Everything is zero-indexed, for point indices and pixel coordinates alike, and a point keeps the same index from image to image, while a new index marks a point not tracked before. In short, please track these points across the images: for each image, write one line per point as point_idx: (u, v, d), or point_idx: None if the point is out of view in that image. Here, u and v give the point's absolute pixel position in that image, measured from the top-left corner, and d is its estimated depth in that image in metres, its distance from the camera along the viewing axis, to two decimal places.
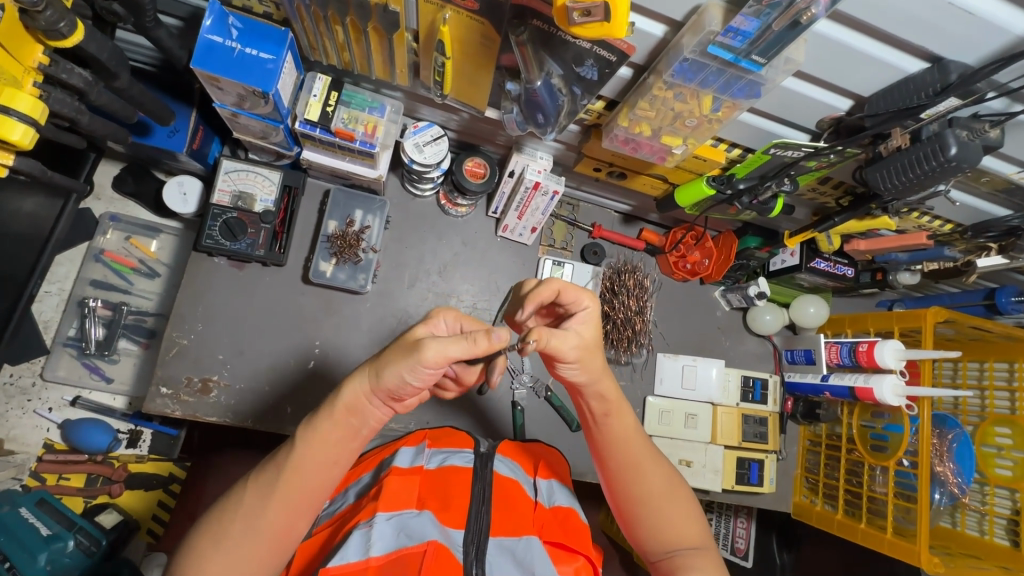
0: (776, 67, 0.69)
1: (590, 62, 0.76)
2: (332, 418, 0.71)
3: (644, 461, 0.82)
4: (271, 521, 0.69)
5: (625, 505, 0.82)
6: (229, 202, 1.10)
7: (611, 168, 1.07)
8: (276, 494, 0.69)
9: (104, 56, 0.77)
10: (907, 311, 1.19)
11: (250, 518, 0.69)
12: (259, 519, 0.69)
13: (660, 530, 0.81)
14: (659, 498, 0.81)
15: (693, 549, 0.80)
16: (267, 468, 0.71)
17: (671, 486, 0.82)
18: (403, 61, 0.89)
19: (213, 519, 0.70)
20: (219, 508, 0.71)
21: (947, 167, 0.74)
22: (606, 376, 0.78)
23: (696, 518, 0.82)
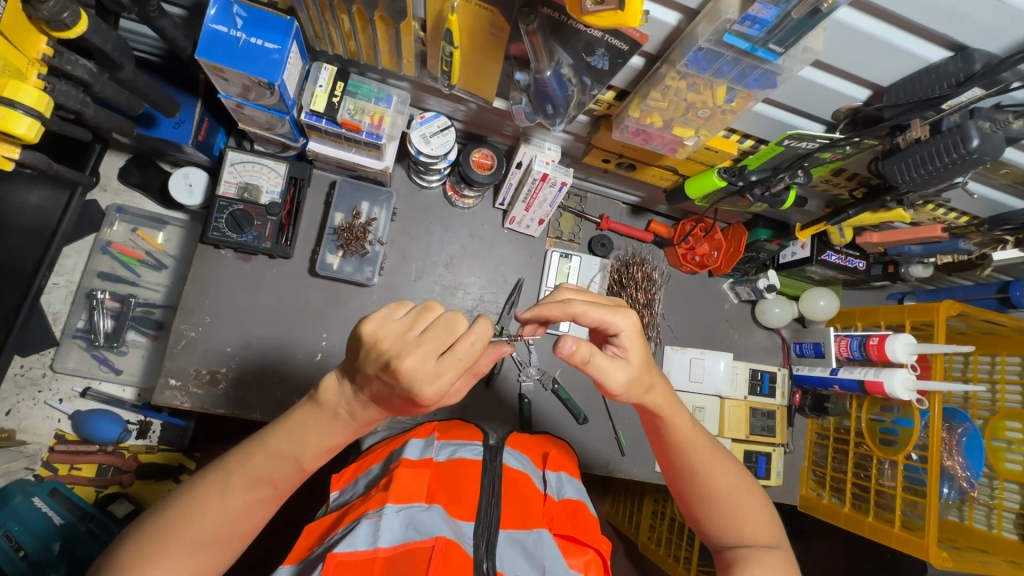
0: (793, 56, 0.67)
1: (601, 52, 0.74)
2: (341, 424, 0.70)
3: (711, 463, 0.83)
4: (246, 520, 0.70)
5: (692, 505, 0.84)
6: (235, 193, 1.10)
7: (620, 159, 1.06)
8: (258, 493, 0.70)
9: (108, 47, 0.76)
10: (919, 304, 1.18)
11: (228, 516, 0.69)
12: (238, 516, 0.70)
13: (728, 527, 0.81)
14: (727, 498, 0.82)
15: (764, 547, 0.79)
16: (247, 464, 0.70)
17: (738, 487, 0.82)
18: (410, 50, 0.88)
19: (183, 511, 0.68)
20: (185, 499, 0.69)
21: (968, 160, 0.73)
22: (653, 386, 0.77)
23: (765, 516, 0.82)
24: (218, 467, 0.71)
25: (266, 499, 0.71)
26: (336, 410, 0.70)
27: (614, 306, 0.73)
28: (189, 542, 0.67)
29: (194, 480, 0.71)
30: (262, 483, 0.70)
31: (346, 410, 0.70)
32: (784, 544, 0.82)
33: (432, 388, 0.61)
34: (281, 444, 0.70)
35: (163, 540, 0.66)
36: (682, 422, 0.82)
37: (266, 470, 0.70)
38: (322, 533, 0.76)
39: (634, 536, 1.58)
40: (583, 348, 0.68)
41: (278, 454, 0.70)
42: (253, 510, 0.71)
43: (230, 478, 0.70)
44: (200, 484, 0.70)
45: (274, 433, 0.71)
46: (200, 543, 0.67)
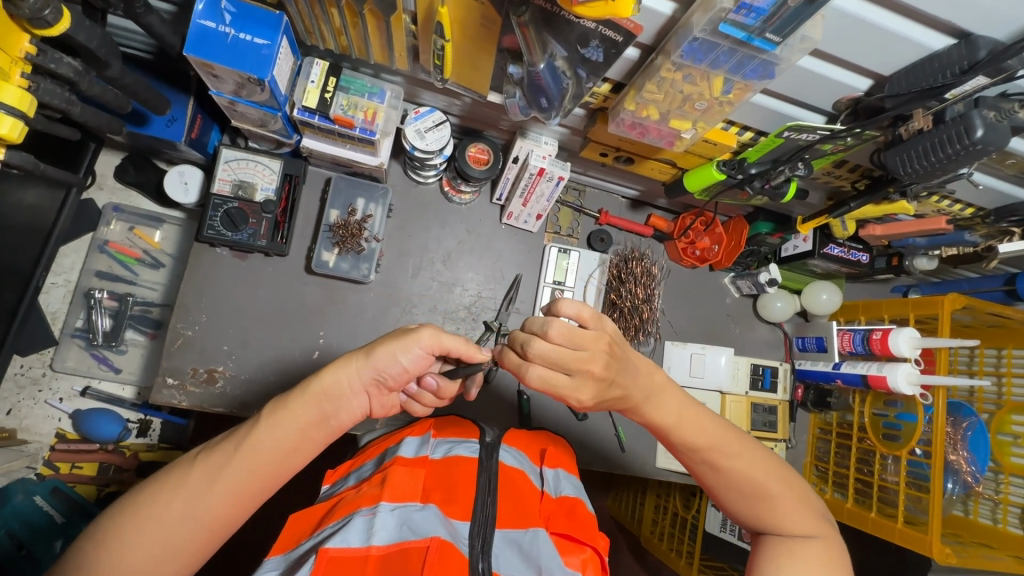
0: (791, 45, 0.66)
1: (595, 43, 0.73)
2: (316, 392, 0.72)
3: (726, 461, 0.79)
4: (212, 493, 0.67)
5: (719, 500, 0.83)
6: (229, 191, 1.09)
7: (618, 153, 1.04)
8: (220, 461, 0.68)
9: (94, 45, 0.75)
10: (923, 297, 1.16)
11: (189, 488, 0.66)
12: (200, 487, 0.66)
13: (755, 519, 0.80)
14: (750, 491, 0.79)
15: (790, 536, 0.77)
16: (217, 441, 0.70)
17: (759, 476, 0.79)
18: (401, 44, 0.86)
19: (151, 488, 0.66)
20: (155, 481, 0.68)
21: (972, 151, 0.71)
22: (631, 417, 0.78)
23: (792, 502, 0.79)
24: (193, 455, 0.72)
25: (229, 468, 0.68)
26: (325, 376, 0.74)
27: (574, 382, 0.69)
28: (153, 517, 0.64)
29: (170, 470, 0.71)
30: (225, 451, 0.68)
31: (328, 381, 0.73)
32: (816, 525, 0.78)
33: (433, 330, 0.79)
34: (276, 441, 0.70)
35: (128, 517, 0.64)
36: (685, 426, 0.79)
37: (254, 467, 0.69)
38: (312, 525, 0.76)
39: (636, 530, 1.57)
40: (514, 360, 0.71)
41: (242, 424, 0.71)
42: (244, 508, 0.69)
43: (199, 457, 0.69)
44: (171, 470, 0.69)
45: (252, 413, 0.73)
46: (165, 520, 0.64)
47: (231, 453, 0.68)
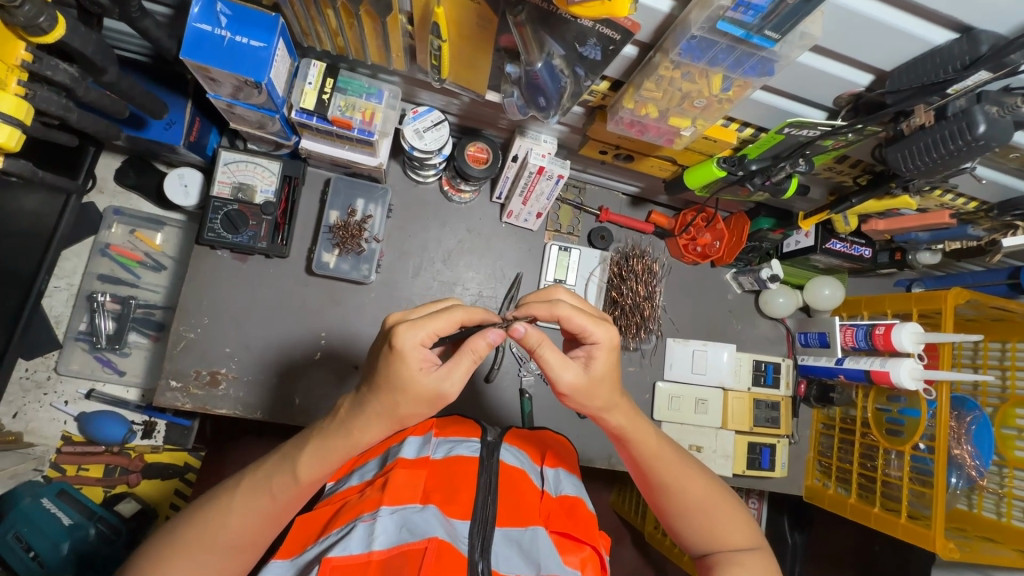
0: (790, 42, 0.65)
1: (592, 41, 0.72)
2: (338, 437, 0.69)
3: (683, 478, 0.81)
4: (255, 529, 0.70)
5: (668, 519, 0.83)
6: (229, 194, 1.09)
7: (618, 151, 1.04)
8: (261, 502, 0.69)
9: (89, 50, 0.74)
10: (926, 292, 1.15)
11: (231, 524, 0.68)
12: (242, 523, 0.69)
13: (704, 537, 0.81)
14: (700, 509, 0.80)
15: (743, 550, 0.79)
16: (254, 476, 0.71)
17: (709, 493, 0.82)
18: (398, 44, 0.86)
19: (196, 517, 0.69)
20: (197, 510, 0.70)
21: (974, 146, 0.70)
22: (622, 404, 0.78)
23: (740, 518, 0.82)
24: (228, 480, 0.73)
25: (269, 509, 0.70)
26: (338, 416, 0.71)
27: (596, 381, 0.74)
28: (202, 547, 0.67)
29: (207, 494, 0.72)
30: (264, 492, 0.70)
31: (346, 420, 0.70)
32: (761, 539, 0.82)
33: (411, 334, 0.65)
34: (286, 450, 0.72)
35: (177, 547, 0.67)
36: (642, 440, 0.80)
37: (269, 477, 0.70)
38: (318, 528, 0.76)
39: (640, 526, 1.56)
40: (539, 335, 0.71)
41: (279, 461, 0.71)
42: (255, 519, 0.70)
43: (238, 488, 0.71)
44: (211, 498, 0.71)
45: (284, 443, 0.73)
46: (211, 551, 0.68)
47: (270, 497, 0.70)
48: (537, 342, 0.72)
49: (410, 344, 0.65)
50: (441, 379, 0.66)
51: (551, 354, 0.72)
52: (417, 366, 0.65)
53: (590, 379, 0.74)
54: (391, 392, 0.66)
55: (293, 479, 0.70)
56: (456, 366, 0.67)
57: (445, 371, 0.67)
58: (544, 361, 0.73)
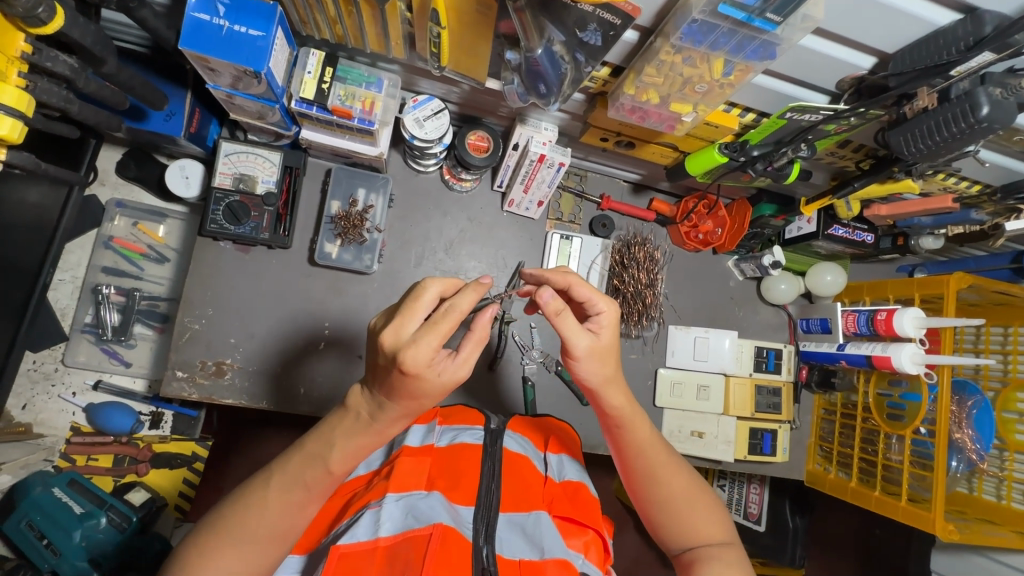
0: (792, 25, 0.64)
1: (592, 26, 0.71)
2: (368, 435, 0.70)
3: (665, 463, 0.83)
4: (291, 521, 0.70)
5: (646, 508, 0.84)
6: (230, 184, 1.09)
7: (618, 137, 1.03)
8: (297, 495, 0.70)
9: (89, 41, 0.74)
10: (928, 277, 1.16)
11: (270, 516, 0.68)
12: (279, 515, 0.69)
13: (680, 530, 0.81)
14: (678, 497, 0.82)
15: (716, 545, 0.79)
16: (285, 471, 0.70)
17: (689, 487, 0.83)
18: (397, 32, 0.85)
19: (231, 511, 0.69)
20: (233, 505, 0.69)
21: (977, 129, 0.69)
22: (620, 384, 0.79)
23: (717, 517, 0.82)
24: (260, 474, 0.72)
25: (305, 498, 0.70)
26: (361, 418, 0.70)
27: (608, 353, 0.76)
28: (239, 540, 0.67)
29: (240, 487, 0.72)
30: (298, 487, 0.70)
31: (370, 420, 0.69)
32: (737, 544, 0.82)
33: (414, 351, 0.60)
34: (315, 447, 0.71)
35: (217, 540, 0.67)
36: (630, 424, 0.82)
37: (301, 472, 0.70)
38: (328, 521, 0.77)
39: None
40: (560, 301, 0.74)
41: (307, 458, 0.71)
42: (293, 508, 0.70)
43: (271, 482, 0.70)
44: (248, 489, 0.71)
45: (310, 438, 0.72)
46: (248, 543, 0.67)
47: (291, 475, 0.70)
48: (557, 309, 0.73)
49: (423, 360, 0.60)
50: (459, 368, 0.64)
51: (572, 320, 0.73)
52: (436, 372, 0.62)
53: (603, 347, 0.75)
54: (419, 402, 0.66)
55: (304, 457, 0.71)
56: (468, 352, 0.64)
57: (461, 362, 0.64)
58: (561, 329, 0.73)
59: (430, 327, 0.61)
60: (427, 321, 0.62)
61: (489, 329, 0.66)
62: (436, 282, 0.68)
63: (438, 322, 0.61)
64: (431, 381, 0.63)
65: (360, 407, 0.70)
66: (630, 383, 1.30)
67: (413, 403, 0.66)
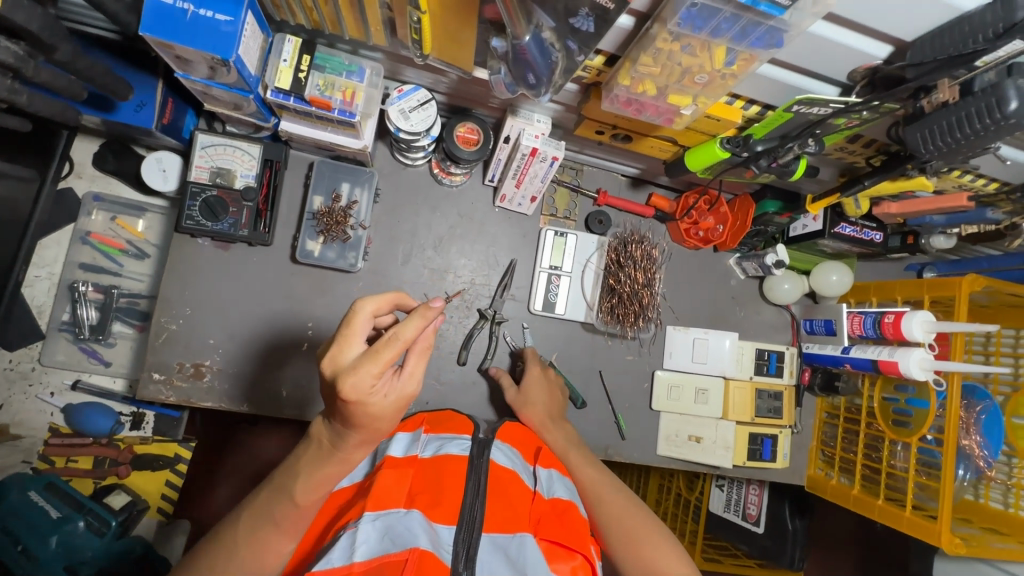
0: (802, 9, 0.58)
1: (584, 12, 0.66)
2: (333, 464, 0.66)
3: (620, 511, 0.86)
4: (266, 557, 0.68)
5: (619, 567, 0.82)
6: (207, 178, 1.05)
7: (615, 131, 0.97)
8: (268, 531, 0.67)
9: (35, 27, 0.67)
10: (939, 278, 1.11)
11: (243, 556, 0.66)
12: (253, 555, 0.67)
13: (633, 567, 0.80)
14: (624, 519, 0.84)
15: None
16: (253, 509, 0.68)
17: (640, 529, 0.83)
18: (376, 17, 0.80)
19: (204, 554, 0.67)
20: (208, 550, 0.68)
21: (1003, 126, 0.64)
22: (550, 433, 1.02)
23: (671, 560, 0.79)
24: (233, 513, 0.70)
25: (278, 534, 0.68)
26: (323, 446, 0.66)
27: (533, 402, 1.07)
28: None
29: (214, 530, 0.70)
30: (267, 524, 0.67)
31: (332, 448, 0.65)
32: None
33: (353, 379, 0.56)
34: (281, 478, 0.69)
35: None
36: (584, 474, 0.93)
37: (269, 507, 0.67)
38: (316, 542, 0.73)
39: None
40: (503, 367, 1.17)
41: (275, 490, 0.68)
42: (267, 545, 0.67)
43: (241, 522, 0.68)
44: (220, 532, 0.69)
45: (279, 471, 0.70)
46: None
47: (263, 511, 0.68)
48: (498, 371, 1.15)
49: (363, 387, 0.56)
50: (405, 388, 0.60)
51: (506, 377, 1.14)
52: (381, 396, 0.59)
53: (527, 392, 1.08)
54: (373, 428, 0.62)
55: (274, 491, 0.68)
56: (413, 369, 0.61)
57: (407, 378, 0.60)
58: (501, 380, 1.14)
59: (369, 352, 0.56)
60: (369, 348, 0.57)
61: (434, 340, 0.63)
62: (368, 304, 0.63)
63: (379, 349, 0.56)
64: (377, 405, 0.59)
65: (321, 435, 0.66)
66: (625, 385, 1.26)
67: (369, 431, 0.63)
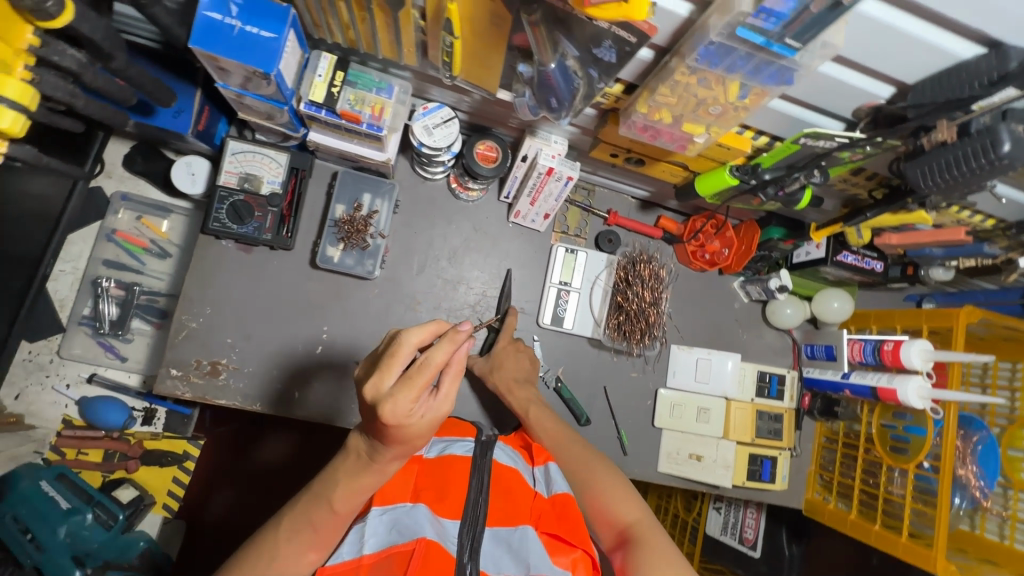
0: (812, 52, 0.63)
1: (607, 43, 0.71)
2: (369, 474, 0.71)
3: (590, 472, 0.87)
4: (302, 562, 0.70)
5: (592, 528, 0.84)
6: (236, 183, 1.09)
7: (628, 155, 1.02)
8: (306, 535, 0.70)
9: (98, 36, 0.72)
10: (937, 309, 1.14)
11: (281, 561, 0.69)
12: (290, 560, 0.69)
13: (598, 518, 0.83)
14: (584, 474, 0.87)
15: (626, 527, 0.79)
16: (292, 514, 0.71)
17: (595, 478, 0.86)
18: (410, 39, 0.85)
19: (245, 559, 0.69)
20: (246, 552, 0.70)
21: (998, 165, 0.68)
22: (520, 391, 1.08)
23: (628, 505, 0.82)
24: (273, 521, 0.72)
25: (314, 540, 0.70)
26: (361, 457, 0.71)
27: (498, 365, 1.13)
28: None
29: (253, 536, 0.72)
30: (306, 528, 0.70)
31: (370, 460, 0.71)
32: (655, 527, 0.79)
33: (392, 407, 0.61)
34: (320, 486, 0.72)
35: None
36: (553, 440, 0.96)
37: (308, 512, 0.70)
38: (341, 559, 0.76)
39: None
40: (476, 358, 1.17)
41: (315, 495, 0.71)
42: (303, 552, 0.70)
43: (281, 527, 0.71)
44: (259, 537, 0.71)
45: (316, 480, 0.74)
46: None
47: (306, 520, 0.70)
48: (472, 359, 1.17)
49: (401, 414, 0.61)
50: (436, 409, 0.66)
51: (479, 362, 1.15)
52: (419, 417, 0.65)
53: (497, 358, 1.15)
54: (411, 444, 0.67)
55: (315, 499, 0.71)
56: (447, 391, 0.66)
57: (442, 398, 0.66)
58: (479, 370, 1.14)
59: (407, 381, 0.61)
60: (405, 374, 0.62)
61: (465, 362, 0.68)
62: (412, 334, 0.66)
63: (415, 377, 0.61)
64: (415, 426, 0.65)
65: (359, 446, 0.71)
66: (629, 401, 1.29)
67: (405, 446, 0.68)
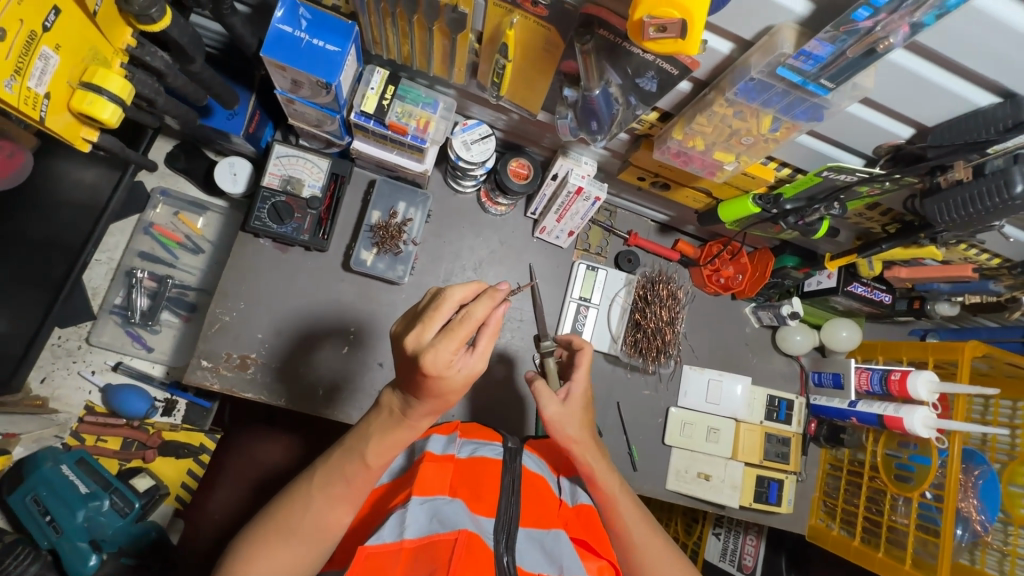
0: (843, 92, 0.69)
1: (650, 74, 0.77)
2: (401, 429, 0.73)
3: (648, 537, 0.87)
4: (334, 514, 0.74)
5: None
6: (278, 185, 1.13)
7: (655, 178, 1.08)
8: (339, 488, 0.74)
9: (184, 40, 0.82)
10: (942, 343, 1.18)
11: (313, 511, 0.73)
12: (321, 511, 0.73)
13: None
14: (644, 538, 0.87)
15: None
16: (327, 465, 0.75)
17: (654, 541, 0.87)
18: (463, 59, 0.91)
19: (279, 506, 0.75)
20: (281, 501, 0.75)
21: (1009, 206, 0.74)
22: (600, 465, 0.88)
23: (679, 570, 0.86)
24: (307, 472, 0.78)
25: (344, 494, 0.74)
26: (394, 413, 0.73)
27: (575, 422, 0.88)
28: (286, 538, 0.72)
29: (287, 489, 0.77)
30: (338, 481, 0.74)
31: (402, 415, 0.73)
32: None
33: (431, 357, 0.62)
34: (352, 441, 0.75)
35: (269, 536, 0.72)
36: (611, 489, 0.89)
37: (340, 465, 0.75)
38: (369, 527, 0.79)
39: None
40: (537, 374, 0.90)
41: (346, 450, 0.75)
42: (335, 504, 0.74)
43: (315, 477, 0.76)
44: (294, 487, 0.76)
45: (349, 435, 0.77)
46: (292, 538, 0.72)
47: (335, 473, 0.74)
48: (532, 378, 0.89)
49: (439, 365, 0.62)
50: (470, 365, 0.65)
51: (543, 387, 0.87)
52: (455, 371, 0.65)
53: (570, 409, 0.88)
54: (443, 398, 0.68)
55: (346, 455, 0.75)
56: (484, 348, 0.66)
57: (479, 356, 0.66)
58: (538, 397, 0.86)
59: (448, 333, 0.62)
60: (446, 327, 0.63)
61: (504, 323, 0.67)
62: (456, 290, 0.67)
63: (456, 328, 0.62)
64: (452, 380, 0.65)
65: (393, 403, 0.73)
66: (641, 417, 1.32)
67: (438, 401, 0.69)
